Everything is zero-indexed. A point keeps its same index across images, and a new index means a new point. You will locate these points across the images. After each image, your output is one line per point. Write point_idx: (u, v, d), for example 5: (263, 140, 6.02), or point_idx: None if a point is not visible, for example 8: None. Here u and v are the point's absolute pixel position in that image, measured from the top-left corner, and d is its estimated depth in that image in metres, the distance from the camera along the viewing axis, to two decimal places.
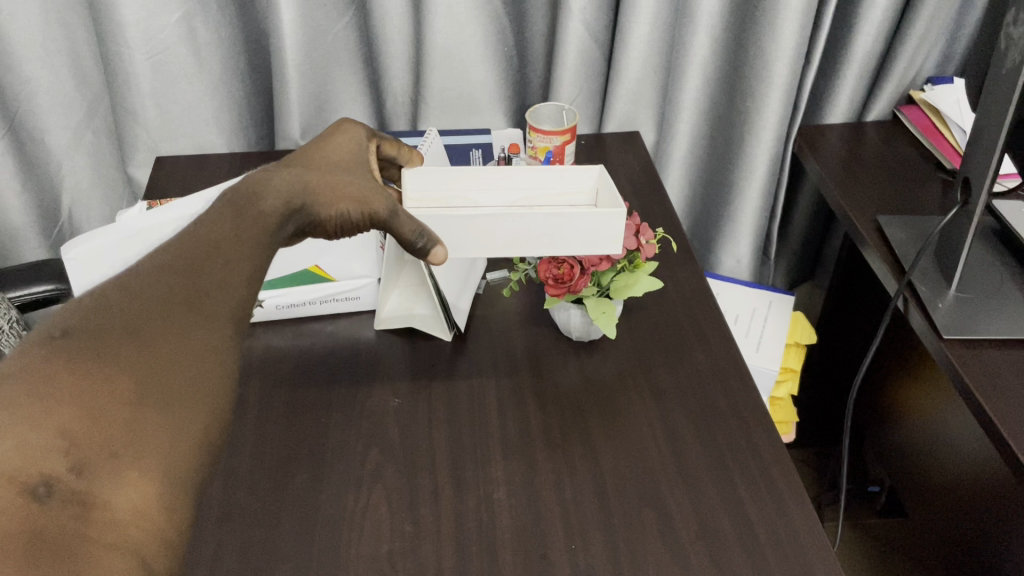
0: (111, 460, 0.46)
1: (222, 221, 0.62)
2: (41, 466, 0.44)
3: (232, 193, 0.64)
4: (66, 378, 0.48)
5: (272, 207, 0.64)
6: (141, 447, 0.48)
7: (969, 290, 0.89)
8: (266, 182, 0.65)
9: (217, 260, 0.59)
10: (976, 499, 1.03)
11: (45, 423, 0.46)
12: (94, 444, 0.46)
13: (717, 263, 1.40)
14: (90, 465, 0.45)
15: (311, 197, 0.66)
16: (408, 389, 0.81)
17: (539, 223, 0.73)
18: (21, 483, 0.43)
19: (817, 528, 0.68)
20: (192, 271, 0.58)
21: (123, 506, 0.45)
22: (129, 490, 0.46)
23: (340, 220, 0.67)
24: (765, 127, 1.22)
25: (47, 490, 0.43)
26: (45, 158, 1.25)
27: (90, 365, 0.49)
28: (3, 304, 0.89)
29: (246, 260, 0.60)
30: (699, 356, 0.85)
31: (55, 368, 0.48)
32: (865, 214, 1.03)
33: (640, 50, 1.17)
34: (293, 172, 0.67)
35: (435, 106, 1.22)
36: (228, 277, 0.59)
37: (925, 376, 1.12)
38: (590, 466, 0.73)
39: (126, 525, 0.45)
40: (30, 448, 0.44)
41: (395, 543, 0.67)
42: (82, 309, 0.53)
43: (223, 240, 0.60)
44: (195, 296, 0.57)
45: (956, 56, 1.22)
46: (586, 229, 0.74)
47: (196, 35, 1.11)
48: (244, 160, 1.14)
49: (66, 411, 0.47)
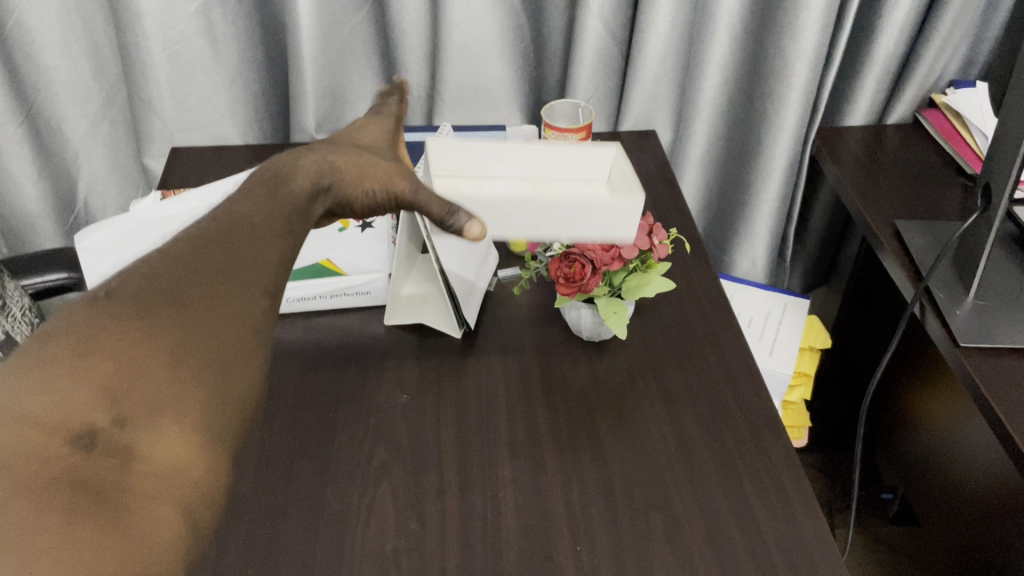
0: (150, 416, 0.44)
1: (255, 200, 0.59)
2: (83, 417, 0.42)
3: (264, 173, 0.63)
4: (107, 339, 0.46)
5: (301, 190, 0.62)
6: (181, 403, 0.46)
7: (987, 297, 0.87)
8: (297, 163, 0.64)
9: (250, 235, 0.56)
10: (992, 510, 1.01)
11: (87, 378, 0.44)
12: (134, 398, 0.44)
13: (732, 264, 1.39)
14: (132, 418, 0.44)
15: (338, 175, 0.64)
16: (418, 385, 0.81)
17: (552, 228, 0.69)
18: (65, 433, 0.42)
19: (829, 539, 0.67)
20: (230, 241, 0.55)
21: (164, 458, 0.43)
22: (170, 443, 0.44)
23: (368, 201, 0.65)
24: (784, 126, 1.20)
25: (90, 440, 0.42)
26: (63, 147, 1.26)
27: (131, 325, 0.47)
28: (16, 292, 0.89)
29: (278, 236, 0.57)
30: (711, 359, 0.84)
31: (98, 326, 0.46)
32: (883, 218, 1.01)
33: (658, 48, 1.16)
34: (323, 154, 0.65)
35: (451, 101, 1.22)
36: (262, 251, 0.56)
37: (945, 388, 1.10)
38: (599, 468, 0.73)
39: (166, 477, 0.43)
40: (71, 401, 0.43)
41: (399, 540, 0.67)
42: (125, 273, 0.50)
43: (256, 218, 0.57)
44: (234, 262, 0.54)
45: (979, 60, 1.19)
46: (601, 222, 0.70)
47: (214, 26, 1.12)
48: (259, 152, 1.14)
49: (109, 367, 0.44)
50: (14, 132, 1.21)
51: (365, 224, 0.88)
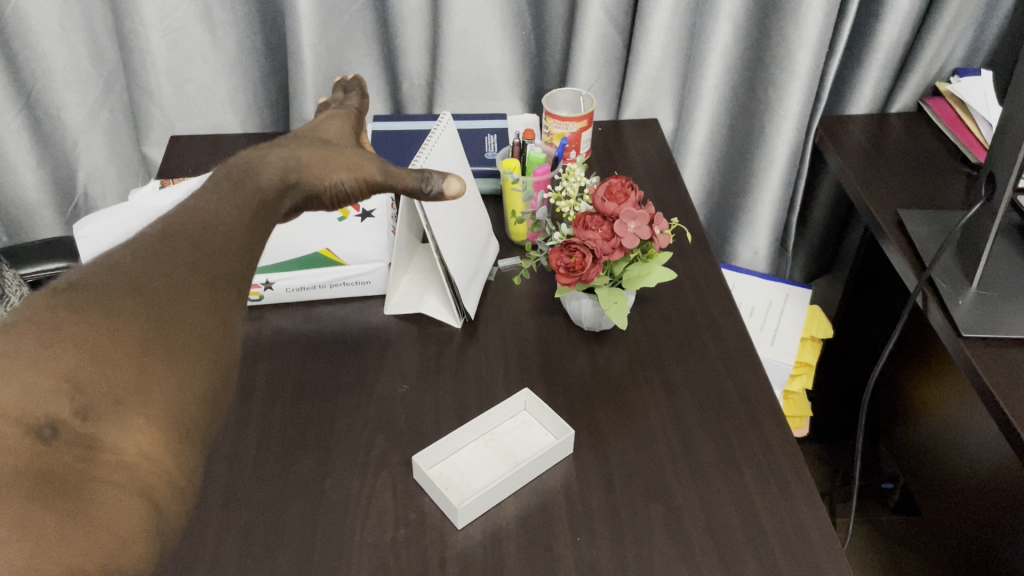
0: (116, 407, 0.41)
1: (220, 195, 0.55)
2: (45, 406, 0.39)
3: (226, 170, 0.58)
4: (69, 326, 0.42)
5: (270, 182, 0.58)
6: (148, 395, 0.43)
7: (991, 288, 0.86)
8: (264, 157, 0.60)
9: (218, 227, 0.52)
10: (994, 500, 1.01)
11: (47, 367, 0.40)
12: (99, 388, 0.41)
13: (733, 254, 1.38)
14: (96, 409, 0.40)
15: (306, 170, 0.61)
16: (417, 375, 0.81)
17: (467, 438, 0.74)
18: (25, 424, 0.38)
19: (830, 531, 0.67)
20: (201, 233, 0.51)
21: (131, 450, 0.41)
22: (137, 436, 0.41)
23: (337, 192, 0.62)
24: (787, 113, 1.19)
25: (52, 432, 0.39)
26: (61, 135, 1.25)
27: (93, 313, 0.43)
28: (15, 281, 0.89)
29: (246, 229, 0.54)
30: (712, 350, 0.84)
31: (56, 315, 0.42)
32: (886, 208, 1.01)
33: (660, 35, 1.15)
34: (289, 149, 0.62)
35: (451, 90, 1.21)
36: (228, 245, 0.52)
37: (948, 378, 1.09)
38: (599, 459, 0.73)
39: (136, 469, 0.40)
40: (33, 388, 0.39)
41: (399, 531, 0.67)
42: (90, 263, 0.47)
43: (222, 211, 0.54)
44: (202, 252, 0.50)
45: (984, 48, 1.18)
46: (493, 412, 0.75)
47: (212, 13, 1.11)
48: (259, 140, 1.14)
49: (71, 356, 0.41)
50: (13, 120, 1.20)
51: (365, 213, 0.86)
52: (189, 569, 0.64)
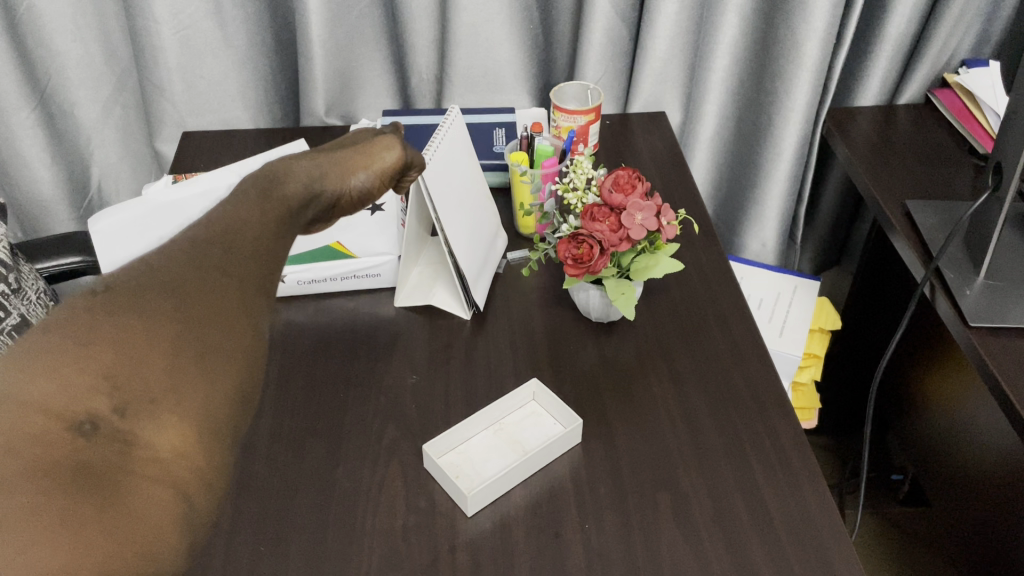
0: (153, 406, 0.39)
1: (251, 203, 0.51)
2: (85, 402, 0.37)
3: (252, 176, 0.55)
4: (106, 326, 0.40)
5: (296, 192, 0.55)
6: (184, 391, 0.40)
7: (999, 277, 0.86)
8: (286, 165, 0.57)
9: (247, 231, 0.49)
10: (999, 486, 1.02)
11: (86, 363, 0.38)
12: (136, 385, 0.39)
13: (741, 247, 1.38)
14: (134, 406, 0.38)
15: (326, 178, 0.58)
16: (427, 366, 0.82)
17: (478, 426, 0.75)
18: (65, 419, 0.36)
19: (836, 518, 0.68)
20: (230, 237, 0.48)
21: (166, 447, 0.38)
22: (173, 432, 0.39)
23: (357, 193, 0.62)
24: (796, 104, 1.19)
25: (91, 427, 0.37)
26: (75, 131, 1.27)
27: (128, 314, 0.41)
28: (30, 275, 0.91)
29: (274, 233, 0.51)
30: (720, 340, 0.84)
31: (95, 315, 0.40)
32: (894, 199, 1.01)
33: (668, 28, 1.16)
34: (309, 158, 0.59)
35: (459, 84, 1.21)
36: (260, 248, 0.49)
37: (954, 367, 1.10)
38: (607, 448, 0.73)
39: (169, 466, 0.38)
40: (71, 383, 0.37)
41: (409, 518, 0.68)
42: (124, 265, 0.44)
43: (252, 217, 0.50)
44: (233, 257, 0.47)
45: (994, 39, 1.18)
46: (504, 401, 0.76)
47: (223, 10, 1.13)
48: (270, 134, 1.15)
49: (107, 353, 0.39)
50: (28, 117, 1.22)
51: (375, 206, 0.87)
52: (204, 555, 0.65)
